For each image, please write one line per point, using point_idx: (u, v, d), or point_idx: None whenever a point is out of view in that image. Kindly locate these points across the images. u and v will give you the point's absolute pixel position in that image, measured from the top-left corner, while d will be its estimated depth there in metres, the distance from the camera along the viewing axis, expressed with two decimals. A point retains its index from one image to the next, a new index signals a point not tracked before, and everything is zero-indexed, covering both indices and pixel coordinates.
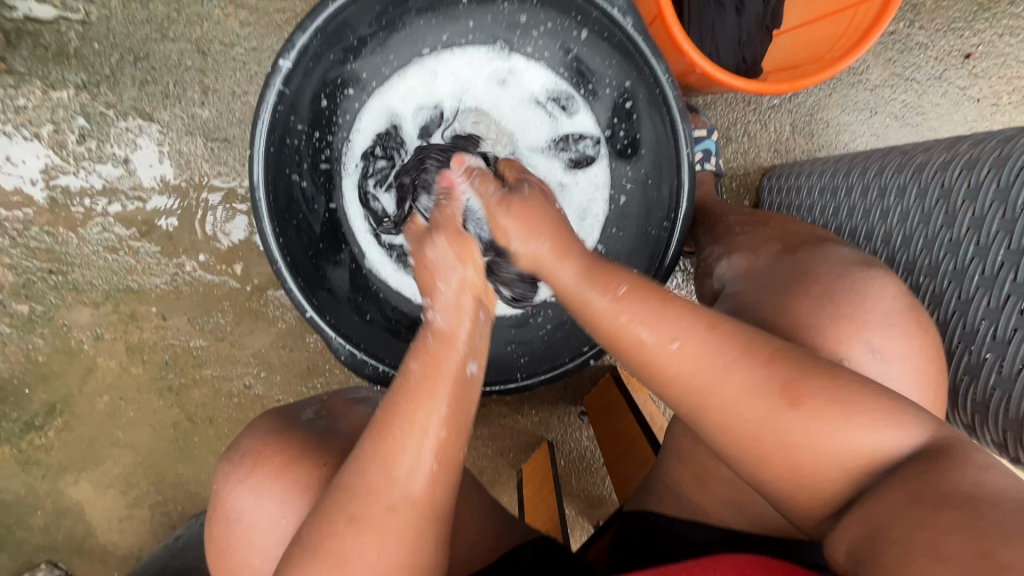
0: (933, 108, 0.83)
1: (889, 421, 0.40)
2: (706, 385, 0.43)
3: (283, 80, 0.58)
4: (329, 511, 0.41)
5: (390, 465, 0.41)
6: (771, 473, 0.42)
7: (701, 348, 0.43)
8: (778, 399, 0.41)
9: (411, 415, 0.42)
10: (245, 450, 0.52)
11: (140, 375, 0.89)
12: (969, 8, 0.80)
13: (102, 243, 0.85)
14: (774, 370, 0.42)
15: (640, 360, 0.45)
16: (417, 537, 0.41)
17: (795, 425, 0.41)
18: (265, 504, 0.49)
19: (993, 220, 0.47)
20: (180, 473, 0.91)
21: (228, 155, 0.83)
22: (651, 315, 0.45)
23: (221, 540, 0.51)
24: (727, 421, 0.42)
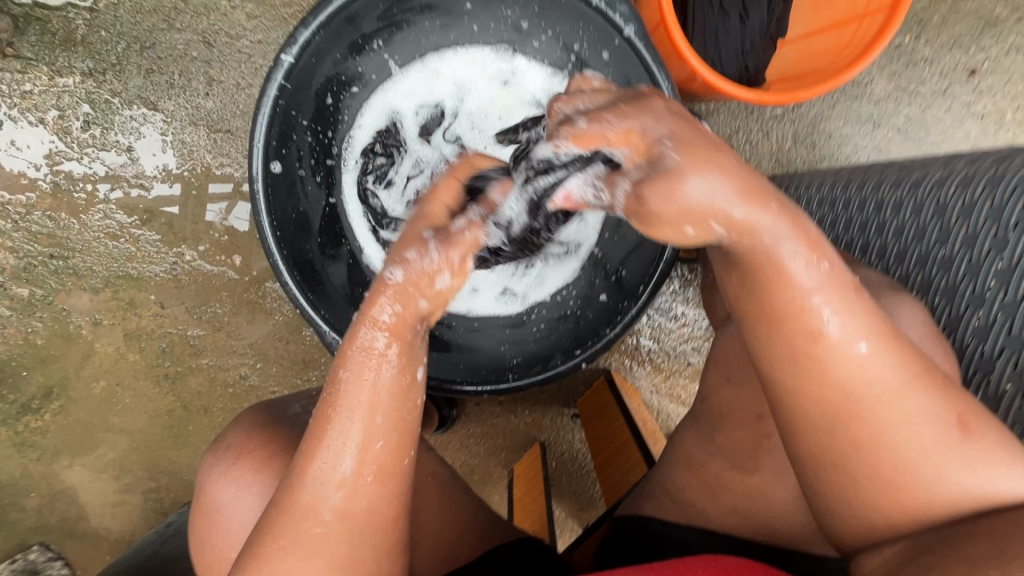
0: (937, 123, 0.83)
1: (1010, 473, 0.36)
2: (870, 402, 0.36)
3: (285, 74, 0.59)
4: (264, 530, 0.41)
5: (318, 486, 0.40)
6: (881, 503, 0.37)
7: (895, 360, 0.36)
8: (943, 432, 0.36)
9: (350, 403, 0.40)
10: (229, 443, 0.53)
11: (137, 362, 0.90)
12: (976, 24, 0.80)
13: (104, 229, 0.86)
14: (946, 403, 0.36)
15: (808, 352, 0.37)
16: (351, 552, 0.41)
17: (926, 458, 0.36)
18: (245, 495, 0.50)
19: (986, 237, 0.48)
20: (174, 461, 0.92)
21: (231, 147, 0.83)
22: (845, 305, 0.36)
23: (203, 528, 0.52)
24: (878, 436, 0.36)
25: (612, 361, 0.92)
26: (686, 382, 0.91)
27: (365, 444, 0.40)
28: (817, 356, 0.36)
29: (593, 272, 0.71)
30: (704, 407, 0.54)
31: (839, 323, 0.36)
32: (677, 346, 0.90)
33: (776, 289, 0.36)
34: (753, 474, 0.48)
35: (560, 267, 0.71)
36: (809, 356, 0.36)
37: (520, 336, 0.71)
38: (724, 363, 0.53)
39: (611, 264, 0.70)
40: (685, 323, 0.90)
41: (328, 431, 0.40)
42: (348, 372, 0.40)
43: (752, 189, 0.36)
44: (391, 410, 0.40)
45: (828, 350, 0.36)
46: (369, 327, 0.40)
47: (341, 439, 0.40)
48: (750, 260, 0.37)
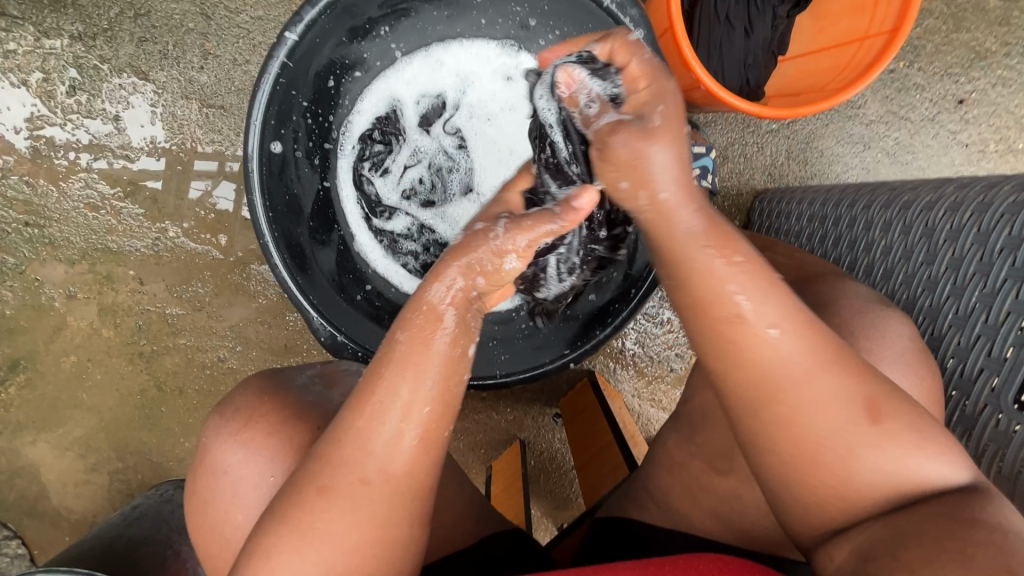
0: (924, 148, 0.85)
1: (930, 453, 0.37)
2: (784, 385, 0.38)
3: (289, 52, 0.58)
4: (298, 484, 0.40)
5: (367, 438, 0.40)
6: (807, 485, 0.39)
7: (804, 343, 0.38)
8: (858, 415, 0.38)
9: (403, 366, 0.41)
10: (239, 406, 0.51)
11: (111, 338, 0.87)
12: (966, 56, 0.83)
13: (84, 199, 0.83)
14: (860, 387, 0.38)
15: (726, 337, 0.39)
16: (386, 515, 0.40)
17: (843, 439, 0.38)
18: (253, 461, 0.49)
19: (970, 261, 0.47)
20: (144, 442, 0.90)
21: (223, 123, 0.81)
22: (759, 292, 0.39)
23: (202, 491, 0.51)
24: (797, 419, 0.38)
25: (596, 363, 0.92)
26: (668, 388, 0.92)
27: (414, 404, 0.40)
28: (734, 340, 0.39)
29: None
30: (680, 412, 0.54)
31: (753, 307, 0.38)
32: (661, 352, 0.91)
33: (695, 274, 0.39)
34: (728, 476, 0.49)
35: None
36: (729, 340, 0.39)
37: (508, 333, 0.71)
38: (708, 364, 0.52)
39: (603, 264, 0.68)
40: (670, 329, 0.91)
41: (379, 383, 0.40)
42: (406, 333, 0.42)
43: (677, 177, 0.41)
44: (442, 376, 0.41)
45: (745, 334, 0.39)
46: (435, 287, 0.43)
47: (390, 393, 0.40)
48: (665, 234, 0.41)
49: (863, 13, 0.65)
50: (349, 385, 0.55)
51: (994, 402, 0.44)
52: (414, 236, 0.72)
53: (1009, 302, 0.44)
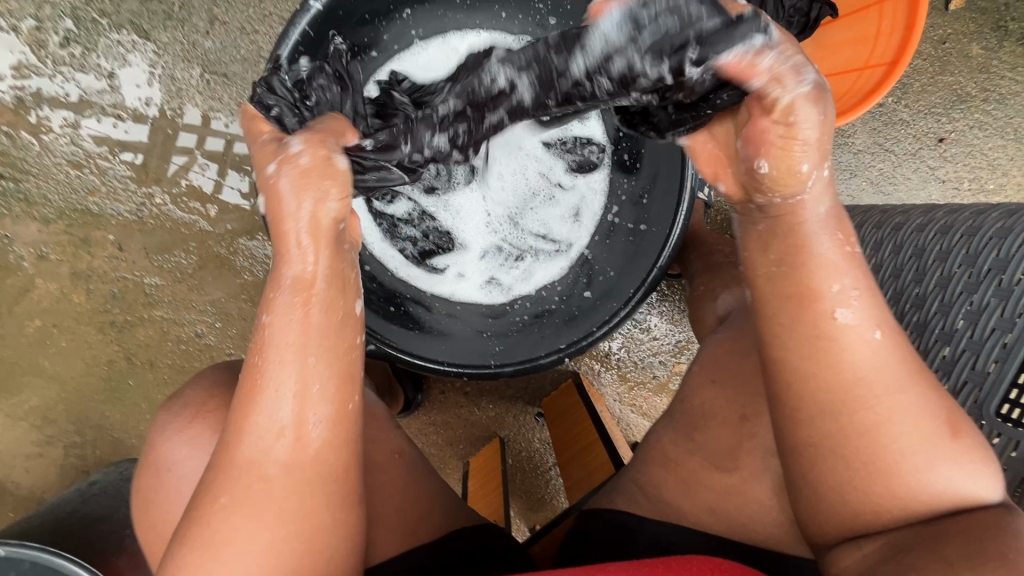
0: (904, 181, 0.90)
1: (984, 469, 0.38)
2: (873, 391, 0.38)
3: (311, 21, 0.58)
4: (207, 494, 0.38)
5: (261, 434, 0.38)
6: (860, 492, 0.38)
7: (898, 352, 0.38)
8: (937, 429, 0.37)
9: (276, 356, 0.38)
10: (189, 400, 0.49)
11: (82, 304, 0.83)
12: (949, 97, 0.88)
13: (67, 156, 0.79)
14: (941, 403, 0.38)
15: (825, 333, 0.38)
16: (304, 504, 0.38)
17: (913, 450, 0.37)
18: (200, 458, 0.47)
19: (958, 281, 0.49)
20: (105, 416, 0.85)
21: (224, 92, 0.79)
22: (865, 294, 0.38)
23: (148, 487, 0.48)
24: (872, 424, 0.37)
25: (582, 364, 0.93)
26: (650, 395, 0.93)
27: (303, 387, 0.38)
28: (831, 338, 0.38)
29: (580, 272, 0.72)
30: (684, 407, 0.55)
31: (857, 311, 0.37)
32: (645, 358, 0.92)
33: (797, 265, 0.38)
34: (732, 473, 0.50)
35: (549, 263, 0.73)
36: (826, 339, 0.38)
37: (502, 327, 0.72)
38: (709, 366, 0.55)
39: (598, 265, 0.71)
40: (655, 335, 0.92)
41: (265, 377, 0.38)
42: (275, 315, 0.39)
43: (825, 145, 0.38)
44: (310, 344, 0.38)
45: (847, 334, 0.37)
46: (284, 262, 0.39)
47: (278, 383, 0.38)
48: (784, 218, 0.39)
49: (865, 43, 0.67)
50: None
51: (976, 413, 0.47)
52: (415, 222, 0.73)
53: (995, 319, 0.46)
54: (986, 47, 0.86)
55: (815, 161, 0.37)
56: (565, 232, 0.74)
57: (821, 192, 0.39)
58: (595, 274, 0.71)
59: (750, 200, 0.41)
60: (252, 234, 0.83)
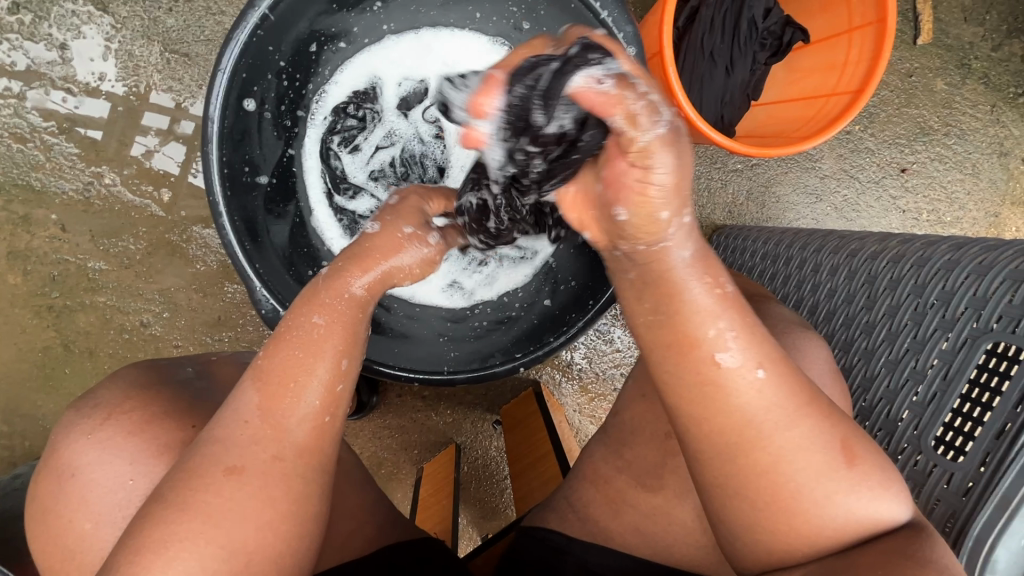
0: (867, 209, 0.91)
1: (890, 493, 0.37)
2: (765, 431, 0.37)
3: (273, 5, 0.54)
4: (200, 466, 0.37)
5: (275, 415, 0.38)
6: (771, 527, 0.38)
7: (782, 389, 0.37)
8: (834, 459, 0.37)
9: (299, 347, 0.39)
10: (100, 402, 0.45)
11: (18, 286, 0.78)
12: (913, 130, 0.90)
13: (10, 128, 0.75)
14: (835, 430, 0.37)
15: (707, 380, 0.37)
16: (303, 487, 0.38)
17: (816, 485, 0.37)
18: (111, 463, 0.43)
19: (906, 310, 0.50)
20: (37, 406, 0.81)
21: (184, 72, 0.75)
22: (745, 334, 0.36)
23: (46, 497, 0.44)
24: (769, 462, 0.37)
25: (543, 373, 0.92)
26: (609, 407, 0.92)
27: (322, 383, 0.39)
28: (714, 383, 0.36)
29: (542, 280, 0.71)
30: (614, 423, 0.54)
31: (734, 354, 0.36)
32: (607, 370, 0.92)
33: (678, 309, 0.37)
34: (657, 493, 0.49)
35: (514, 271, 0.71)
36: (711, 385, 0.37)
37: (459, 332, 0.70)
38: (641, 379, 0.54)
39: (561, 273, 0.70)
40: (617, 348, 0.92)
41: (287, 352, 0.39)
42: (323, 316, 0.41)
43: (681, 188, 0.35)
44: (343, 349, 0.40)
45: (728, 378, 0.36)
46: (351, 277, 0.43)
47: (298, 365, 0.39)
48: (654, 270, 0.37)
49: (832, 71, 0.68)
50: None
51: (915, 443, 0.46)
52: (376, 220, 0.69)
53: (937, 352, 0.46)
54: (950, 83, 0.89)
55: (673, 207, 0.35)
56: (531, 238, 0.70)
57: (680, 238, 0.37)
58: (557, 283, 0.70)
59: (615, 245, 0.39)
60: (207, 222, 0.79)
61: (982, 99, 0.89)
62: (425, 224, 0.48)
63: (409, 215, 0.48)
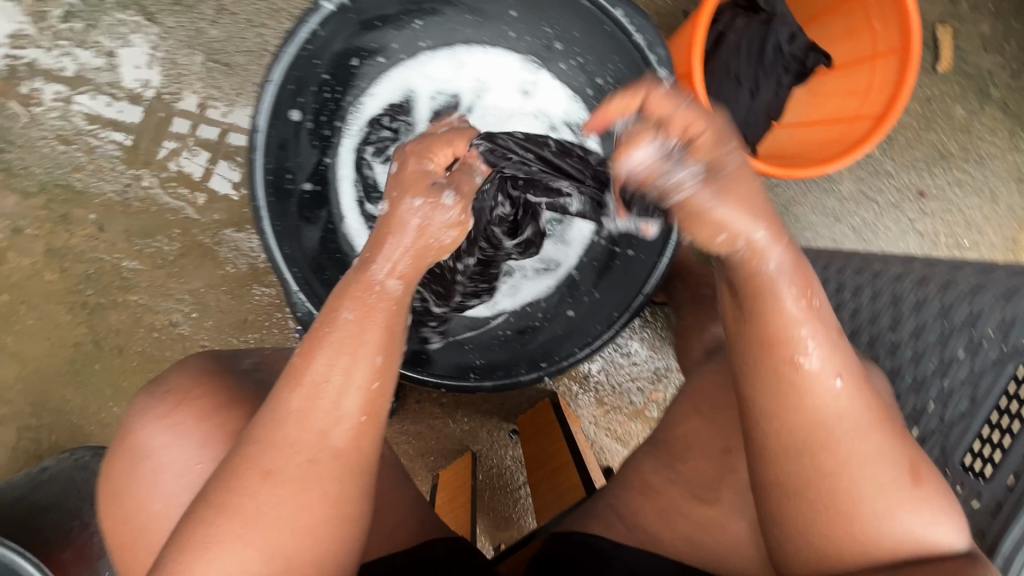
0: (885, 231, 0.92)
1: (941, 515, 0.38)
2: (835, 438, 0.37)
3: (320, 21, 0.57)
4: (240, 465, 0.37)
5: (310, 417, 0.38)
6: (827, 535, 0.38)
7: (859, 399, 0.38)
8: (896, 476, 0.38)
9: (336, 349, 0.39)
10: (171, 387, 0.48)
11: (53, 282, 0.81)
12: (931, 154, 0.91)
13: (55, 131, 0.78)
14: (898, 450, 0.38)
15: (787, 378, 0.38)
16: (341, 491, 0.38)
17: (876, 498, 0.37)
18: (181, 445, 0.46)
19: (931, 332, 0.51)
20: (66, 400, 0.82)
21: (225, 81, 0.78)
22: (828, 343, 0.38)
23: (121, 475, 0.47)
24: (836, 468, 0.38)
25: (560, 385, 0.93)
26: (625, 420, 0.93)
27: (361, 382, 0.39)
28: (793, 383, 0.38)
29: (566, 292, 0.73)
30: (666, 436, 0.56)
31: (814, 357, 0.37)
32: (623, 383, 0.93)
33: (766, 308, 0.38)
34: (713, 505, 0.50)
35: (537, 281, 0.74)
36: (789, 384, 0.37)
37: (486, 341, 0.72)
38: (695, 397, 0.55)
39: (584, 285, 0.72)
40: (634, 361, 0.93)
41: (317, 357, 0.39)
42: (354, 311, 0.40)
43: (751, 210, 0.37)
44: (381, 347, 0.40)
45: (808, 379, 0.37)
46: (376, 267, 0.41)
47: (327, 368, 0.39)
48: (743, 272, 0.38)
49: (854, 96, 0.70)
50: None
51: (941, 462, 0.48)
52: None
53: (962, 373, 0.48)
54: (969, 109, 0.90)
55: (735, 231, 0.37)
56: (553, 252, 0.74)
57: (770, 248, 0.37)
58: (584, 294, 0.72)
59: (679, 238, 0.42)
60: (239, 226, 0.81)
61: (1000, 125, 0.91)
62: (436, 186, 0.44)
63: (417, 182, 0.44)
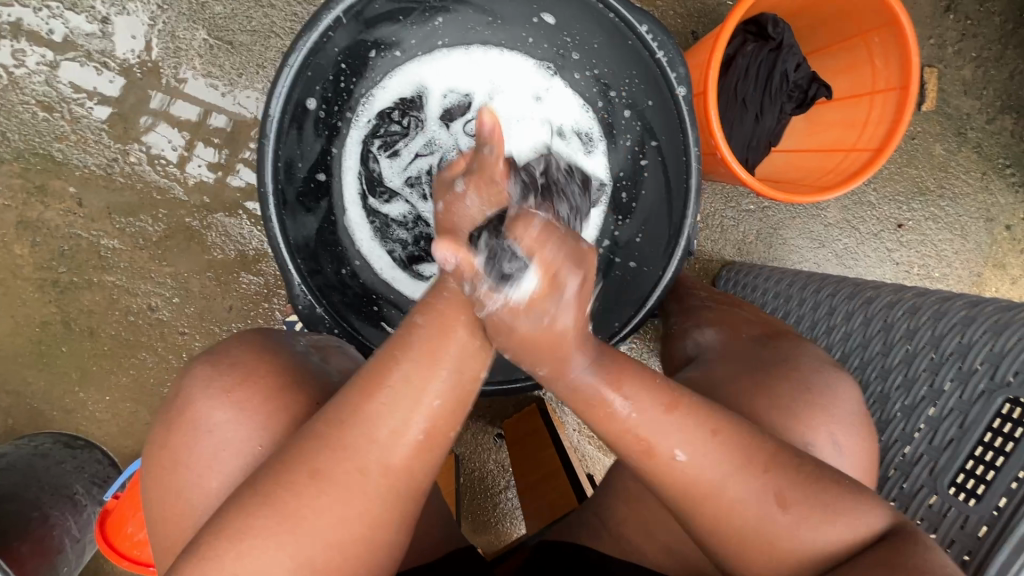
0: (864, 258, 0.97)
1: (849, 520, 0.40)
2: (704, 491, 0.41)
3: (345, 9, 0.57)
4: (289, 460, 0.37)
5: (363, 425, 0.38)
6: (759, 566, 0.41)
7: (703, 450, 0.40)
8: (770, 498, 0.40)
9: (407, 371, 0.39)
10: (235, 361, 0.46)
11: (22, 257, 0.76)
12: (911, 189, 0.96)
13: (38, 97, 0.74)
14: (768, 471, 0.41)
15: (636, 456, 0.41)
16: (381, 513, 0.38)
17: (782, 520, 0.40)
18: (242, 425, 0.44)
19: (922, 359, 0.54)
20: (27, 382, 0.77)
21: (226, 60, 0.75)
22: (644, 403, 0.41)
23: (177, 447, 0.45)
24: (725, 516, 0.41)
25: (547, 391, 0.93)
26: None
27: (426, 410, 0.38)
28: (648, 471, 0.41)
29: None
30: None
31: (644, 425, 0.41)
32: None
33: (594, 406, 0.41)
34: None
35: None
36: (647, 464, 0.41)
37: None
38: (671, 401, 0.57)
39: None
40: None
41: (393, 368, 0.39)
42: (425, 317, 0.40)
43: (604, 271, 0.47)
44: (460, 376, 0.40)
45: (652, 457, 0.41)
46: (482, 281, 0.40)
47: (401, 379, 0.38)
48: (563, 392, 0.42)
49: (853, 128, 0.73)
50: (345, 363, 0.53)
51: (930, 484, 0.50)
52: (409, 225, 0.69)
53: (952, 401, 0.50)
54: (947, 148, 0.95)
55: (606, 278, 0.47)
56: None
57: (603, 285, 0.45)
58: None
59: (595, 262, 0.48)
60: (231, 210, 0.78)
61: (975, 166, 0.96)
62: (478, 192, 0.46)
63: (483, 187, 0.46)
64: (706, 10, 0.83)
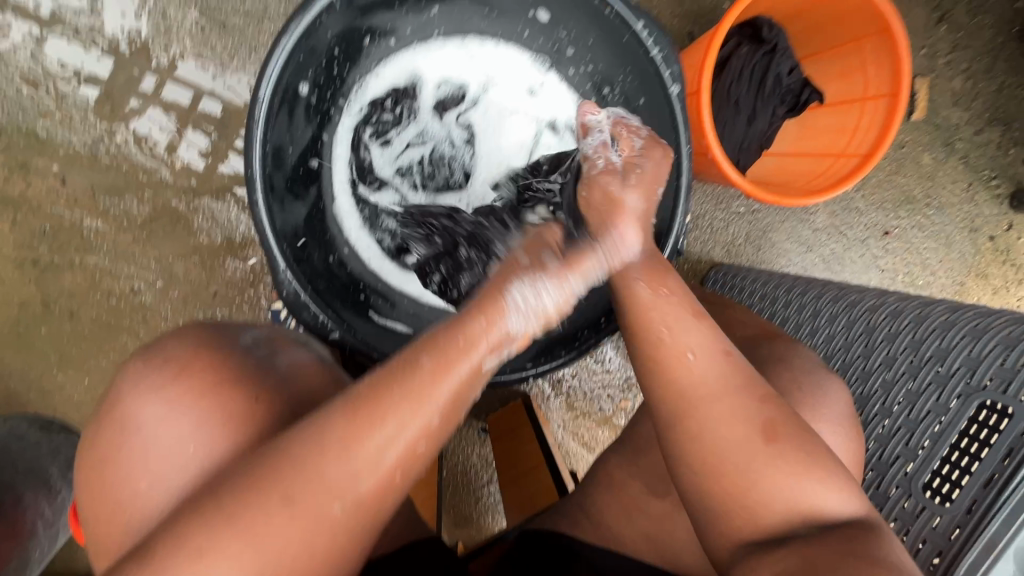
0: (851, 264, 0.98)
1: (826, 484, 0.40)
2: (699, 399, 0.42)
3: None
4: (262, 477, 0.36)
5: (350, 456, 0.36)
6: (724, 507, 0.41)
7: (715, 362, 0.43)
8: (754, 437, 0.41)
9: (405, 404, 0.37)
10: (170, 357, 0.45)
11: (3, 234, 0.75)
12: (898, 197, 0.97)
13: (24, 72, 0.73)
14: (762, 409, 0.42)
15: (655, 353, 0.45)
16: (346, 537, 0.36)
17: (765, 469, 0.40)
18: (176, 422, 0.43)
19: (902, 362, 0.55)
20: (5, 362, 0.76)
21: (218, 42, 0.74)
22: (680, 320, 0.45)
23: (109, 446, 0.44)
24: (709, 440, 0.41)
25: (533, 387, 0.93)
26: (593, 426, 0.94)
27: (410, 440, 0.38)
28: (661, 361, 0.44)
29: None
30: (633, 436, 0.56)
31: (674, 334, 0.45)
32: (595, 390, 0.94)
33: (632, 302, 0.47)
34: (665, 500, 0.52)
35: None
36: (660, 360, 0.44)
37: None
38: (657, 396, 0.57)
39: None
40: (608, 369, 0.94)
41: (387, 411, 0.37)
42: (432, 359, 0.39)
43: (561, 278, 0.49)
44: (443, 422, 0.39)
45: (670, 362, 0.44)
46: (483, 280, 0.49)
47: (393, 429, 0.37)
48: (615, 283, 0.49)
49: (843, 134, 0.73)
50: (302, 357, 0.50)
51: (906, 484, 0.51)
52: (398, 215, 0.69)
53: (929, 404, 0.51)
54: (935, 158, 0.96)
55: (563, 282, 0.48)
56: None
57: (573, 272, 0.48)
58: None
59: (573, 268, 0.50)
60: (219, 195, 0.77)
61: (961, 177, 0.97)
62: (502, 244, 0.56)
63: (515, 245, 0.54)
64: (703, 11, 0.83)
